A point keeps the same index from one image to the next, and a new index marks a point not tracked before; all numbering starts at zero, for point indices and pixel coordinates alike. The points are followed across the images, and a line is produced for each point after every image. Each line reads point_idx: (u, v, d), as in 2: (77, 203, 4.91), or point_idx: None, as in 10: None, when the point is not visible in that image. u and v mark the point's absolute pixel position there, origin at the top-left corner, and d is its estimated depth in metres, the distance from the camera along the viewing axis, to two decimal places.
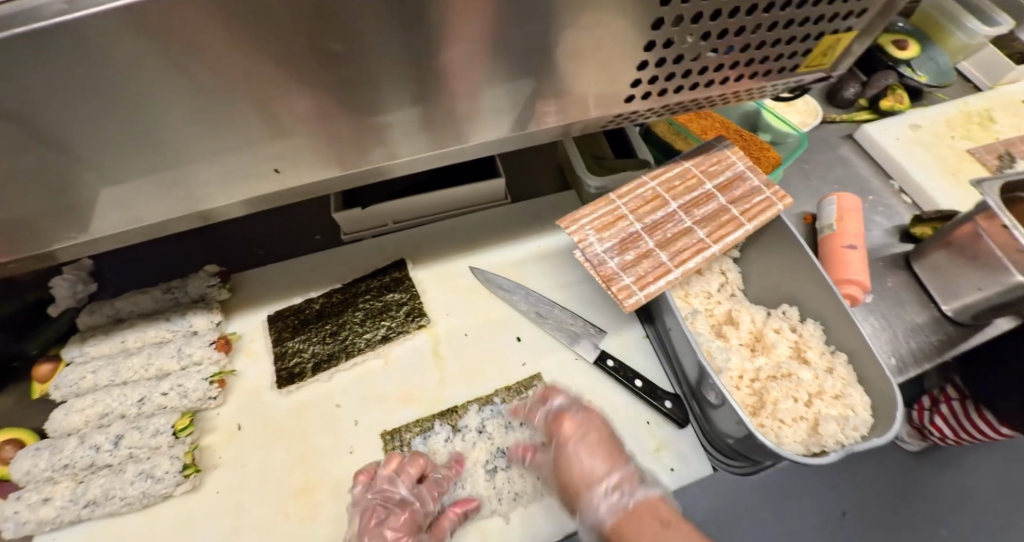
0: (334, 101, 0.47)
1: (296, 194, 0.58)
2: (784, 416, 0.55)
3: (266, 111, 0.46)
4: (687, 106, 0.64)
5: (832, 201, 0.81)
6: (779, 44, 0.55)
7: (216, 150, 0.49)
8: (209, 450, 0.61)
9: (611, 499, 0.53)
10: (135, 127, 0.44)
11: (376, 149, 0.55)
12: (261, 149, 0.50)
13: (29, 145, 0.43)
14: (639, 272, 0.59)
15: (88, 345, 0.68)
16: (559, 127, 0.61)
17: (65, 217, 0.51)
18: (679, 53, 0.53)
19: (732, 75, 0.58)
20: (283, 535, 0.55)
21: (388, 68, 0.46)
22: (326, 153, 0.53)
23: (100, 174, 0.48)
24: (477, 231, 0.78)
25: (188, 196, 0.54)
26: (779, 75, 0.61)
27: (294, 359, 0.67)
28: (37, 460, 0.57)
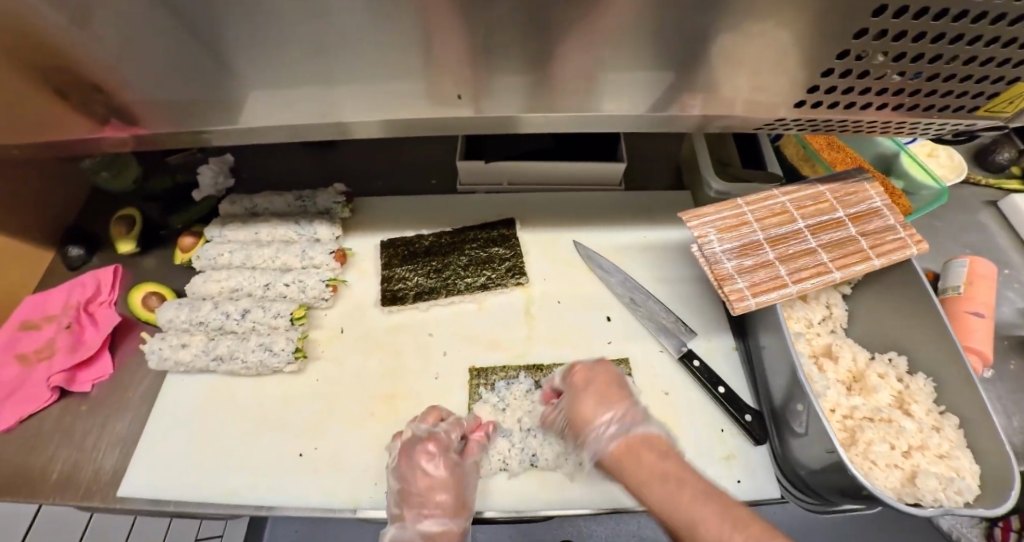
0: (500, 43, 0.51)
1: (432, 129, 0.64)
2: (876, 458, 0.53)
3: (441, 41, 0.51)
4: (840, 128, 0.62)
5: (964, 263, 0.76)
6: (966, 81, 0.53)
7: (380, 72, 0.55)
8: (314, 342, 0.68)
9: (609, 434, 0.50)
10: (323, 36, 0.50)
11: (509, 98, 0.59)
12: (416, 78, 0.56)
13: (251, 34, 0.50)
14: (754, 279, 0.59)
15: (227, 228, 0.76)
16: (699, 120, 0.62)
17: (252, 104, 0.59)
18: (859, 68, 0.52)
19: (906, 102, 0.56)
20: (366, 429, 0.62)
21: (552, 25, 0.49)
22: (472, 88, 0.57)
23: (287, 72, 0.54)
24: (586, 210, 0.80)
25: (350, 108, 0.60)
26: (952, 114, 0.58)
27: (398, 284, 0.72)
28: (179, 312, 0.67)
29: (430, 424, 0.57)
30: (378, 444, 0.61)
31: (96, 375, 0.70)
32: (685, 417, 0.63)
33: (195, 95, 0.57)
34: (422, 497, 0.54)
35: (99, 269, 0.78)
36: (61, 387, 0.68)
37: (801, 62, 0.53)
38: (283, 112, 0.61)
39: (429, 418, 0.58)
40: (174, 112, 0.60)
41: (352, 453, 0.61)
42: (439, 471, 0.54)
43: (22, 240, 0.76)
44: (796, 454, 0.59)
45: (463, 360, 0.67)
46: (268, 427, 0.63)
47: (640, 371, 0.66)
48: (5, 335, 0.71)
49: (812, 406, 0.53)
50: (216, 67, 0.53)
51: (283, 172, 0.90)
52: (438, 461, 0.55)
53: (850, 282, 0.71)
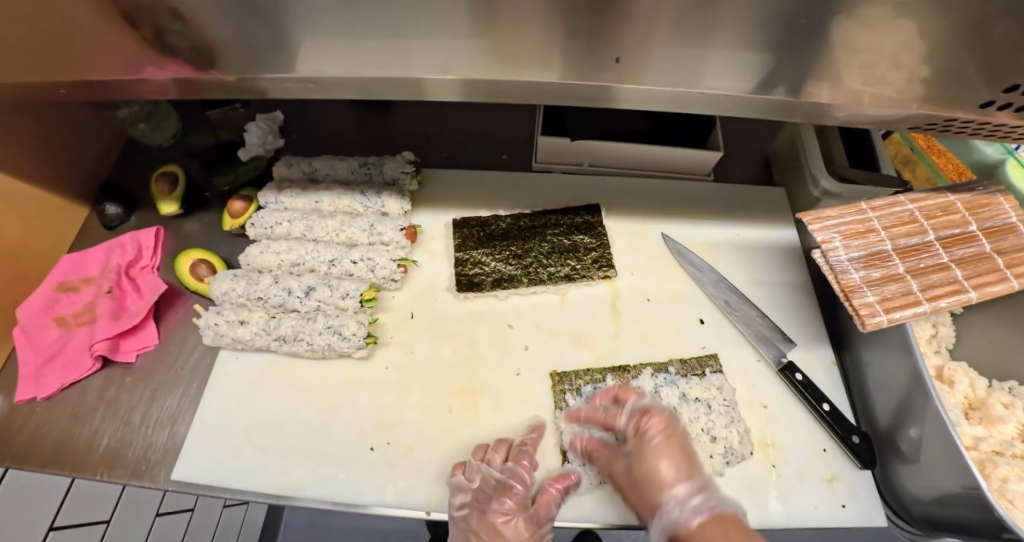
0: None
1: (527, 91, 0.57)
2: (1015, 498, 0.49)
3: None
4: (974, 128, 0.58)
5: None
6: None
7: (486, 21, 0.48)
8: (383, 326, 0.63)
9: (692, 506, 0.50)
10: None
11: (622, 61, 0.53)
12: (522, 31, 0.49)
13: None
14: (885, 293, 0.53)
15: (284, 194, 0.69)
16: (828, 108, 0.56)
17: (339, 51, 0.52)
18: None
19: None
20: (443, 424, 0.57)
21: None
22: (584, 46, 0.51)
23: (381, 15, 0.48)
24: (675, 200, 0.74)
25: (444, 60, 0.53)
26: None
27: (474, 269, 0.66)
28: (235, 285, 0.61)
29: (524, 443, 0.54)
30: (456, 442, 0.56)
31: (140, 344, 0.64)
32: (788, 437, 0.58)
33: (271, 37, 0.51)
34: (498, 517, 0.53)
35: (139, 231, 0.72)
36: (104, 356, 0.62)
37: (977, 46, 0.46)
38: (366, 63, 0.54)
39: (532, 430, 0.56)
40: (244, 54, 0.53)
41: (428, 449, 0.55)
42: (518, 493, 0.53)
43: (51, 192, 0.68)
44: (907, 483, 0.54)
45: (543, 356, 0.61)
46: (334, 415, 0.57)
47: (737, 377, 0.61)
48: (42, 297, 0.65)
49: (954, 439, 0.47)
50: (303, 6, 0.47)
51: (338, 135, 0.82)
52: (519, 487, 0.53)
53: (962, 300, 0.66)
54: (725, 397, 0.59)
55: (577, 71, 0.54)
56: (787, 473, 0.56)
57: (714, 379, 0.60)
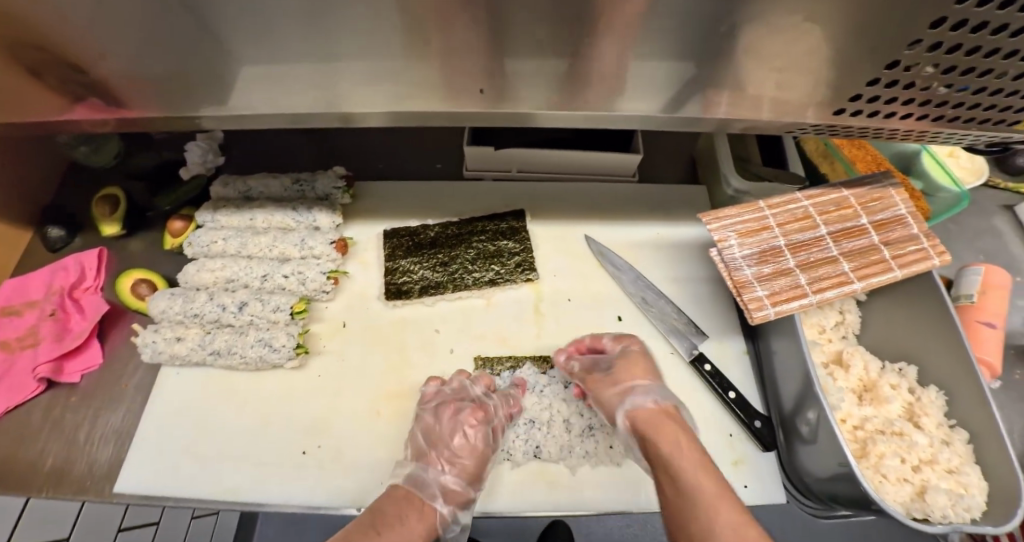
0: (518, 25, 0.47)
1: (437, 116, 0.60)
2: (888, 473, 0.53)
3: (451, 19, 0.46)
4: (868, 134, 0.61)
5: (979, 271, 0.75)
6: (1004, 95, 0.51)
7: (389, 54, 0.51)
8: (316, 336, 0.66)
9: (648, 397, 0.56)
10: (323, 16, 0.46)
11: (521, 88, 0.56)
12: (419, 63, 0.52)
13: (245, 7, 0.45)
14: (773, 287, 0.57)
15: (220, 213, 0.72)
16: (723, 118, 0.59)
17: (251, 86, 0.56)
18: (894, 77, 0.50)
19: (940, 113, 0.54)
20: (371, 428, 0.60)
21: (566, 17, 0.46)
22: (484, 75, 0.54)
23: (281, 51, 0.50)
24: (600, 201, 0.77)
25: (353, 87, 0.56)
26: (987, 127, 0.56)
27: (403, 277, 0.69)
28: (172, 303, 0.64)
29: (481, 392, 0.59)
30: (383, 443, 0.59)
31: (85, 364, 0.67)
32: (697, 424, 0.62)
33: (184, 75, 0.53)
34: (445, 453, 0.55)
35: (82, 252, 0.74)
36: (49, 378, 0.65)
37: (839, 60, 0.49)
38: (277, 92, 0.57)
39: (481, 384, 0.60)
40: (163, 92, 0.56)
41: (355, 452, 0.59)
42: (469, 441, 0.55)
43: None
44: (803, 462, 0.58)
45: (466, 358, 0.65)
46: (270, 422, 0.61)
47: None
48: None
49: (829, 421, 0.51)
50: (208, 46, 0.50)
51: (277, 152, 0.84)
52: (477, 433, 0.55)
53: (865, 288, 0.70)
54: None
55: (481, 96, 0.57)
56: None
57: None
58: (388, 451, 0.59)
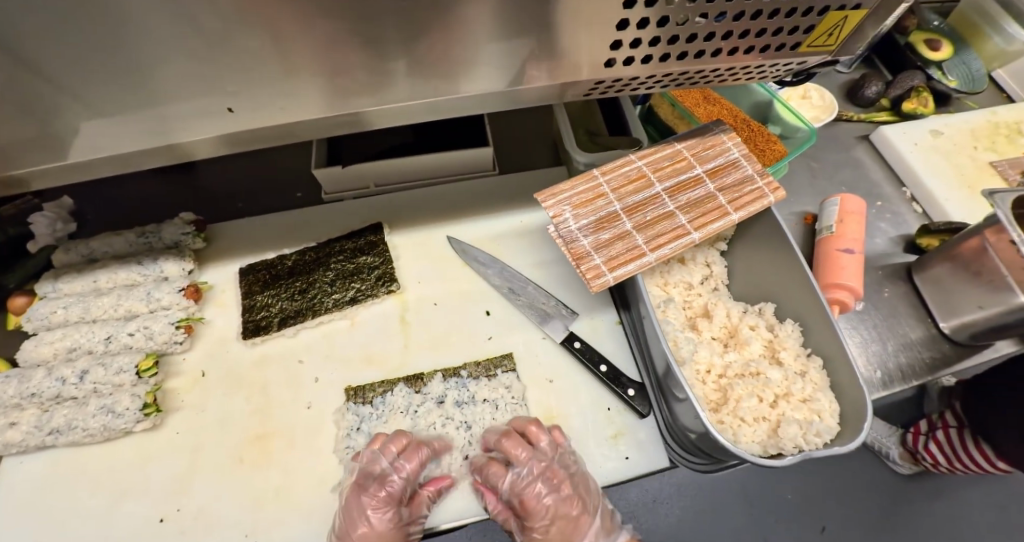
0: (286, 38, 0.46)
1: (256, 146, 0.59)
2: (745, 415, 0.55)
3: (214, 42, 0.45)
4: (679, 80, 0.60)
5: (835, 202, 0.77)
6: (776, 16, 0.51)
7: (170, 91, 0.49)
8: (172, 392, 0.63)
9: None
10: (80, 61, 0.45)
11: (328, 107, 0.55)
12: (207, 95, 0.50)
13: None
14: (610, 253, 0.57)
15: (60, 281, 0.68)
16: (539, 98, 0.59)
17: (38, 145, 0.52)
18: (667, 16, 0.50)
19: (726, 47, 0.55)
20: (236, 478, 0.58)
21: (329, 27, 0.45)
22: (283, 100, 0.52)
23: (52, 105, 0.48)
24: (461, 201, 0.76)
25: (168, 133, 0.54)
26: (779, 53, 0.57)
27: (261, 313, 0.66)
28: (5, 388, 0.60)
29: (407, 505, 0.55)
30: (248, 492, 0.57)
31: None
32: (572, 404, 0.62)
33: None
34: None
35: None
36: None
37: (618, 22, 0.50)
38: (70, 148, 0.53)
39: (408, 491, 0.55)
40: None
41: (218, 508, 0.56)
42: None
43: None
44: (681, 419, 0.57)
45: (334, 383, 0.63)
46: (125, 494, 0.58)
47: (524, 364, 0.64)
48: None
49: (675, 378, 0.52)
50: None
51: (130, 208, 0.80)
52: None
53: (725, 238, 0.71)
54: (512, 395, 0.61)
55: (293, 121, 0.55)
56: (570, 438, 0.60)
57: (504, 378, 0.62)
58: (253, 499, 0.57)
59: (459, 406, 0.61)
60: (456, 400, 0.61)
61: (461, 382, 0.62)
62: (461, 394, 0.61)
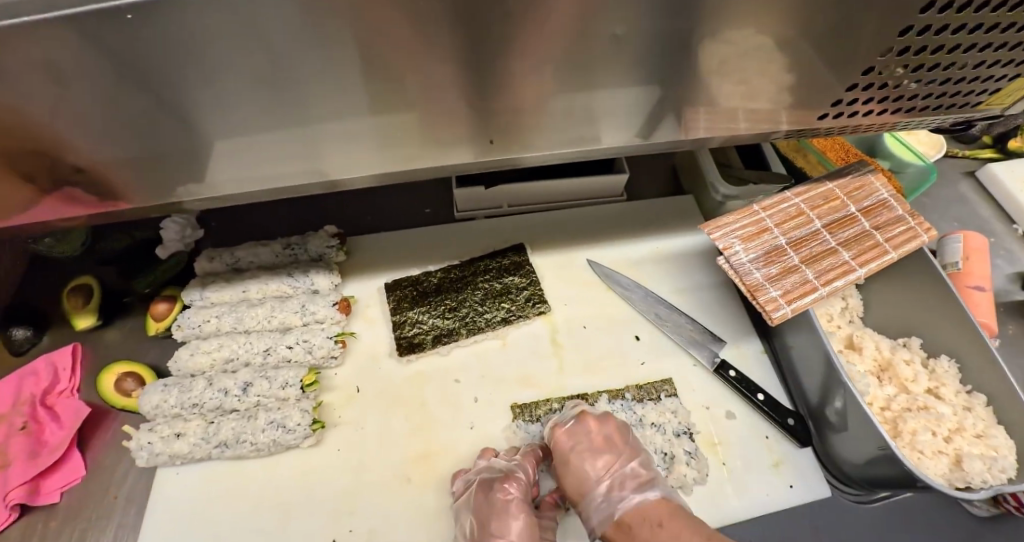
0: (506, 59, 0.47)
1: (431, 168, 0.60)
2: (923, 447, 0.55)
3: (444, 65, 0.46)
4: (843, 133, 0.64)
5: (958, 238, 0.79)
6: (961, 82, 0.55)
7: (385, 109, 0.50)
8: (329, 407, 0.63)
9: (622, 496, 0.51)
10: (319, 82, 0.46)
11: (518, 130, 0.56)
12: (419, 114, 0.51)
13: (229, 78, 0.43)
14: (784, 286, 0.58)
15: (209, 290, 0.68)
16: (712, 132, 0.61)
17: (235, 155, 0.53)
18: (867, 80, 0.54)
19: (903, 107, 0.58)
20: (404, 496, 0.58)
21: (560, 56, 0.47)
22: (481, 120, 0.53)
23: (272, 121, 0.49)
24: (594, 224, 0.78)
25: (323, 141, 0.53)
26: (947, 112, 0.60)
27: (413, 329, 0.67)
28: (166, 397, 0.60)
29: (520, 464, 0.56)
30: (417, 509, 0.57)
31: (66, 479, 0.61)
32: (731, 430, 0.63)
33: (167, 154, 0.51)
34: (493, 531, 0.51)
35: (54, 352, 0.69)
36: (22, 504, 0.59)
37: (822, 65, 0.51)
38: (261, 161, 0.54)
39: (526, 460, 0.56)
40: (148, 176, 0.53)
41: (389, 527, 0.56)
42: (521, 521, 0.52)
43: None
44: (841, 451, 0.59)
45: (493, 401, 0.63)
46: (292, 509, 0.57)
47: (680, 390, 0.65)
48: None
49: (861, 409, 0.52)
50: (196, 122, 0.48)
51: (255, 217, 0.80)
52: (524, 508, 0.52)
53: None
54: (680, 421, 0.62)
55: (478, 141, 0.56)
56: (734, 465, 0.61)
57: (669, 403, 0.63)
58: (424, 517, 0.57)
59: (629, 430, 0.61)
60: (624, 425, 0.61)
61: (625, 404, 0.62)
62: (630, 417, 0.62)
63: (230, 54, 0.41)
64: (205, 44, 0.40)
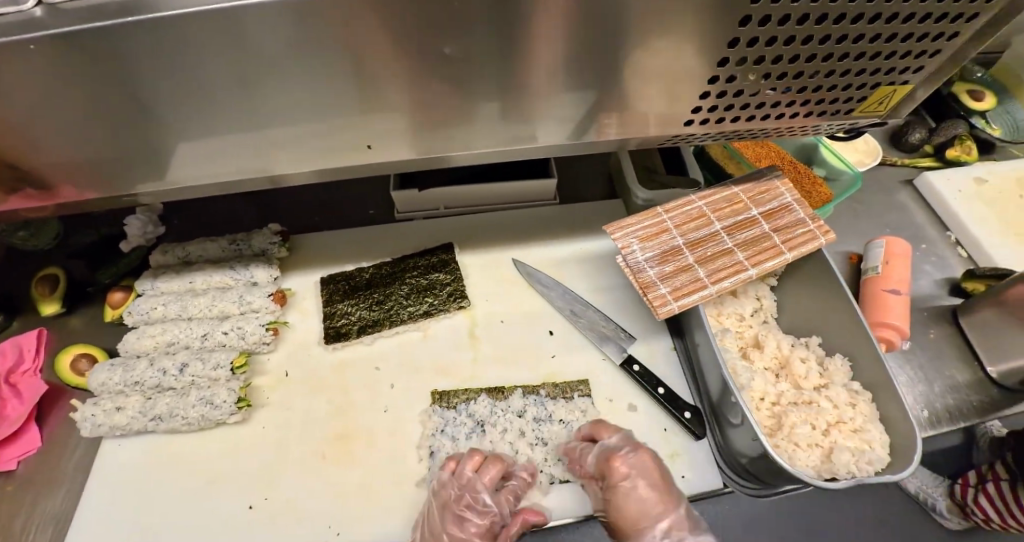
0: (393, 74, 0.50)
1: (353, 170, 0.64)
2: (800, 440, 0.58)
3: (337, 79, 0.50)
4: (740, 136, 0.66)
5: (881, 244, 0.81)
6: (834, 89, 0.57)
7: (295, 120, 0.55)
8: (259, 388, 0.68)
9: None
10: (227, 96, 0.50)
11: (427, 140, 0.60)
12: (323, 124, 0.56)
13: (143, 95, 0.48)
14: (675, 283, 0.62)
15: (159, 280, 0.74)
16: (619, 140, 0.64)
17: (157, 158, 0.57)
18: (739, 88, 0.56)
19: (786, 112, 0.61)
20: (319, 472, 0.62)
21: (448, 75, 0.51)
22: (390, 132, 0.57)
23: (188, 129, 0.54)
24: (525, 225, 0.82)
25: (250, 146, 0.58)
26: (833, 117, 0.62)
27: (342, 320, 0.72)
28: (111, 375, 0.66)
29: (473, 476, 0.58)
30: (330, 484, 0.61)
31: (22, 450, 0.67)
32: (630, 423, 0.66)
33: (98, 155, 0.55)
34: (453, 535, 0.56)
35: (22, 335, 0.75)
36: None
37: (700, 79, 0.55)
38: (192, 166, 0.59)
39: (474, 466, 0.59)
40: (91, 179, 0.59)
41: (302, 500, 0.61)
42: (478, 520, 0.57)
43: None
44: (735, 443, 0.61)
45: (409, 389, 0.67)
46: (216, 480, 0.62)
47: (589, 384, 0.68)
48: None
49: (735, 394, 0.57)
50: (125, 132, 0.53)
51: (211, 216, 0.86)
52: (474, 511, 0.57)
53: (775, 273, 0.75)
54: (588, 419, 0.65)
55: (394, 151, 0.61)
56: None
57: (580, 402, 0.66)
58: (335, 492, 0.61)
59: (536, 422, 0.65)
60: (533, 415, 0.65)
61: (537, 399, 0.66)
62: (539, 410, 0.66)
63: (133, 70, 0.46)
64: (114, 63, 0.45)
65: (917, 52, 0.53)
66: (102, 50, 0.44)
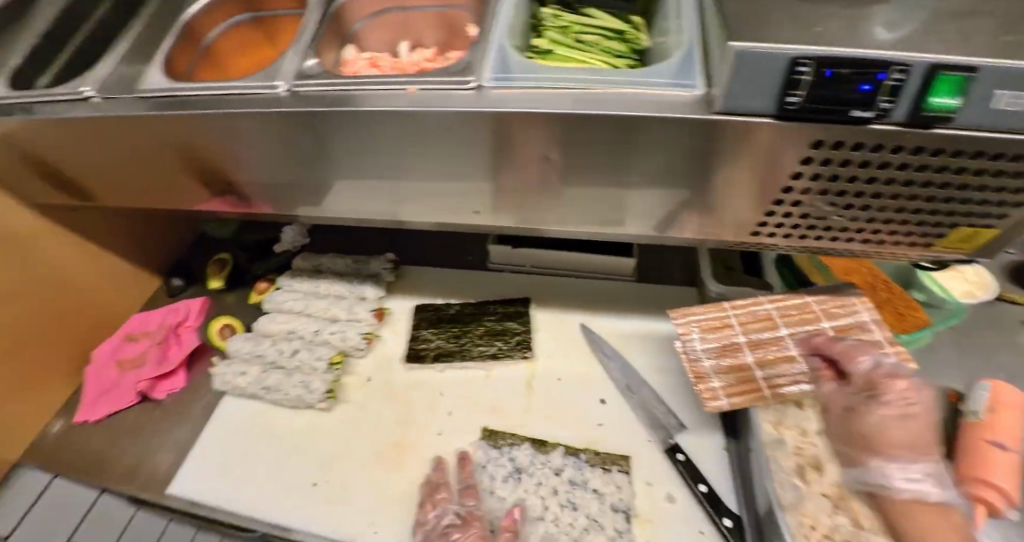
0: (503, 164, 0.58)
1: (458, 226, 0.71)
2: None
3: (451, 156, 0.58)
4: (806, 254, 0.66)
5: (986, 388, 0.71)
6: (907, 224, 0.57)
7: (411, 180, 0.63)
8: (345, 385, 0.81)
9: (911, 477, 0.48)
10: (365, 160, 0.61)
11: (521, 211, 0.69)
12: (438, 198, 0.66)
13: (314, 158, 0.62)
14: (728, 380, 0.63)
15: (295, 280, 0.92)
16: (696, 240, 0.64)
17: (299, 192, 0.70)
18: (802, 212, 0.57)
19: (855, 239, 0.60)
20: (373, 473, 0.71)
21: (546, 176, 0.58)
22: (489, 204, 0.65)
23: None
24: (600, 294, 0.88)
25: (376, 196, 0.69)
26: (907, 249, 0.61)
27: (422, 344, 0.83)
28: (243, 345, 0.83)
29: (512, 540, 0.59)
30: (380, 487, 0.69)
31: (169, 387, 0.85)
32: (666, 513, 0.65)
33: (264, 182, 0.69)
34: None
35: (193, 299, 0.96)
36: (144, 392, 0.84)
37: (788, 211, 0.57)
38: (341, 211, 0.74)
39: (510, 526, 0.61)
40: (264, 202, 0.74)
41: (355, 493, 0.69)
42: None
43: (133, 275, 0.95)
44: None
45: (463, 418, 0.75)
46: (295, 454, 0.74)
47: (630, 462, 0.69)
48: (114, 343, 0.90)
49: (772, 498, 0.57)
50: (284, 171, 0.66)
51: (343, 235, 1.05)
52: None
53: None
54: (621, 495, 0.66)
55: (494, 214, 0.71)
56: None
57: (617, 476, 0.68)
58: (384, 495, 0.69)
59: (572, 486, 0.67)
60: (571, 477, 0.68)
61: (577, 463, 0.69)
62: (577, 474, 0.68)
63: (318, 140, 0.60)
64: (311, 132, 0.58)
65: (1001, 202, 0.52)
66: (302, 130, 0.58)
